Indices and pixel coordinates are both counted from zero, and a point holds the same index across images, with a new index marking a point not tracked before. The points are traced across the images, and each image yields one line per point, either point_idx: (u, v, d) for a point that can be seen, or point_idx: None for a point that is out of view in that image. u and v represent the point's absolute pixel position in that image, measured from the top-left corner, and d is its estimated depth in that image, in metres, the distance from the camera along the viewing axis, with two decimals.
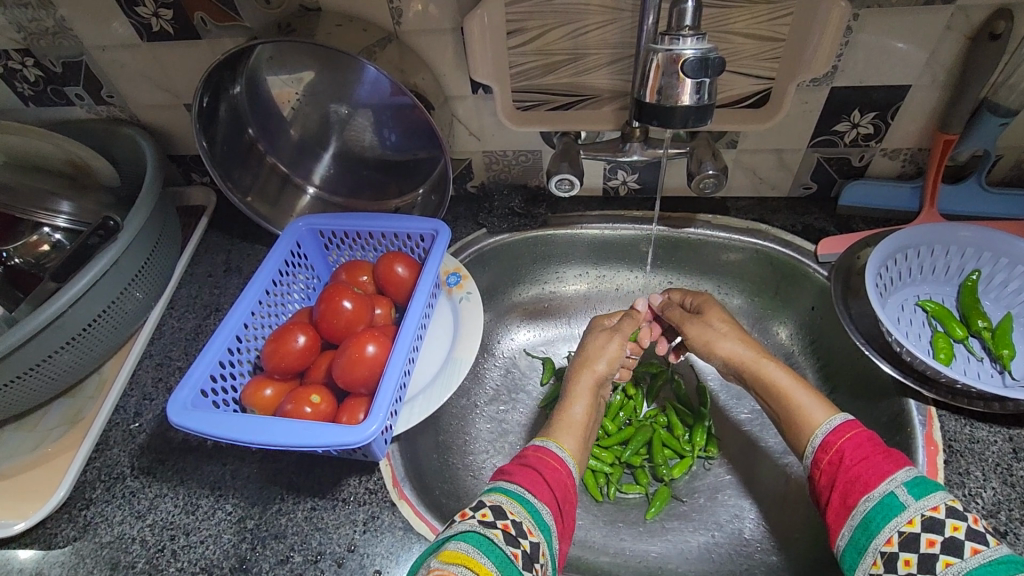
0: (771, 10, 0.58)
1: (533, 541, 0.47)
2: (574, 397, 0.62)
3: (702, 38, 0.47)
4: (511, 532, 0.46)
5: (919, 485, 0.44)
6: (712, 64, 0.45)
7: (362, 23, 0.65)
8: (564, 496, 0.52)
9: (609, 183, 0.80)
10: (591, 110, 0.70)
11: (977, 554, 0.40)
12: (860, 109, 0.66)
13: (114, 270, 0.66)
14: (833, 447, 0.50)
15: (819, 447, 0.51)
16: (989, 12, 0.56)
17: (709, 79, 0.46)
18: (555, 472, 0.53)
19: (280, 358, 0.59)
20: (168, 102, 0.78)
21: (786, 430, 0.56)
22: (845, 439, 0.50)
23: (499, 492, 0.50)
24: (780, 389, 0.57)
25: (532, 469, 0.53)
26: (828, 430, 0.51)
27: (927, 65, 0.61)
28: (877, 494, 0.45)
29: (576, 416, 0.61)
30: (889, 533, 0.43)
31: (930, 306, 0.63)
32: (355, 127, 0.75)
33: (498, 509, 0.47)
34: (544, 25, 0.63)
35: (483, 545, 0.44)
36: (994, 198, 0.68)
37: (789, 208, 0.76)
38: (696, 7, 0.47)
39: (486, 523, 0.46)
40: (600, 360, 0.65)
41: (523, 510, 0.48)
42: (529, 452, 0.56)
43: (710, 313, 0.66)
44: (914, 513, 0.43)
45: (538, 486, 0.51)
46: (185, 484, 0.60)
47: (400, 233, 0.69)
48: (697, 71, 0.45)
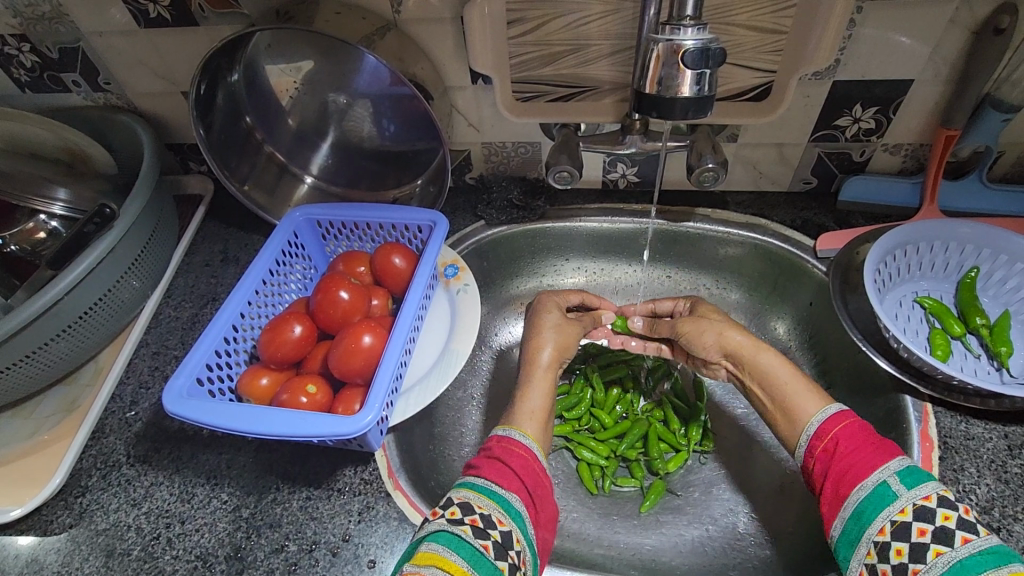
0: (774, 3, 0.57)
1: (504, 530, 0.46)
2: (530, 383, 0.62)
3: (704, 28, 0.46)
4: (480, 525, 0.46)
5: (911, 474, 0.44)
6: (712, 55, 0.44)
7: (361, 11, 0.65)
8: (534, 482, 0.52)
9: (608, 175, 0.79)
10: (590, 102, 0.69)
11: (968, 542, 0.39)
12: (862, 105, 0.65)
13: (110, 259, 0.66)
14: (827, 436, 0.50)
15: (814, 435, 0.51)
16: (993, 6, 0.56)
17: (710, 69, 0.45)
18: (520, 460, 0.53)
19: (276, 347, 0.59)
20: (166, 90, 0.77)
21: (779, 419, 0.56)
22: (839, 429, 0.50)
23: (467, 488, 0.50)
24: (774, 378, 0.57)
25: (497, 460, 0.53)
26: (823, 419, 0.51)
27: (930, 60, 0.60)
28: (869, 484, 0.45)
29: (535, 405, 0.60)
30: (880, 524, 0.43)
31: (928, 303, 0.63)
32: (354, 117, 0.74)
33: (466, 505, 0.47)
34: (544, 15, 0.62)
35: (453, 542, 0.44)
36: (994, 194, 0.68)
37: (788, 202, 0.76)
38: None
39: (455, 521, 0.46)
40: (544, 347, 0.65)
41: (491, 503, 0.48)
42: (493, 443, 0.55)
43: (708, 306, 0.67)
44: (904, 503, 0.43)
45: (504, 477, 0.51)
46: (181, 473, 0.61)
47: (397, 224, 0.69)
48: (698, 62, 0.44)
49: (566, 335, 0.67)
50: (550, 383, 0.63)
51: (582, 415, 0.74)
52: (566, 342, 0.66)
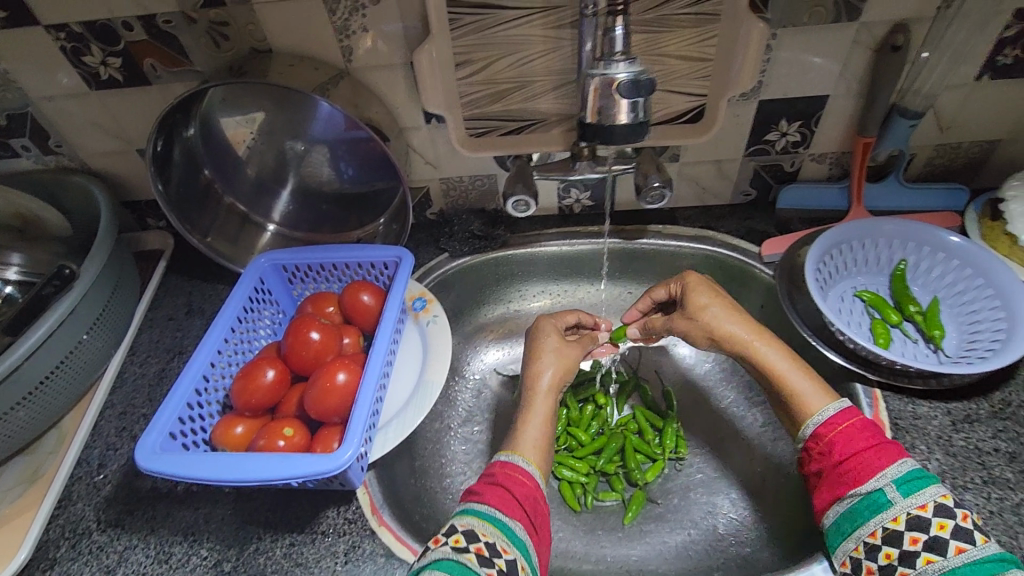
0: (697, 34, 0.63)
1: (508, 558, 0.48)
2: (532, 410, 0.62)
3: (635, 62, 0.50)
4: (485, 554, 0.47)
5: (909, 483, 0.46)
6: (644, 84, 0.48)
7: (313, 61, 0.67)
8: (535, 508, 0.53)
9: (563, 201, 0.83)
10: (540, 133, 0.73)
11: (961, 553, 0.43)
12: (786, 120, 0.71)
13: (70, 320, 0.65)
14: (824, 438, 0.52)
15: (812, 436, 0.53)
16: (888, 27, 0.62)
17: (643, 97, 0.49)
18: (522, 486, 0.54)
19: (250, 394, 0.58)
20: (120, 148, 0.77)
21: (783, 413, 0.57)
22: (837, 432, 0.51)
23: (471, 515, 0.50)
24: (775, 374, 0.57)
25: (501, 486, 0.53)
26: (819, 423, 0.52)
27: (841, 76, 0.67)
28: (865, 490, 0.48)
29: (533, 436, 0.60)
30: (873, 527, 0.47)
31: (866, 296, 0.68)
32: (313, 162, 0.76)
33: (470, 533, 0.48)
34: (489, 56, 0.66)
35: (457, 570, 0.45)
36: (912, 193, 0.75)
37: (732, 214, 0.81)
38: (629, 34, 0.51)
39: (459, 549, 0.47)
40: (545, 372, 0.64)
41: (496, 531, 0.49)
42: (497, 470, 0.55)
43: (693, 295, 0.64)
44: (899, 511, 0.46)
45: (507, 504, 0.51)
46: (156, 533, 0.59)
47: (364, 263, 0.70)
48: (631, 91, 0.49)
49: (567, 357, 0.66)
50: (550, 408, 0.63)
51: (559, 435, 0.75)
52: (567, 366, 0.66)
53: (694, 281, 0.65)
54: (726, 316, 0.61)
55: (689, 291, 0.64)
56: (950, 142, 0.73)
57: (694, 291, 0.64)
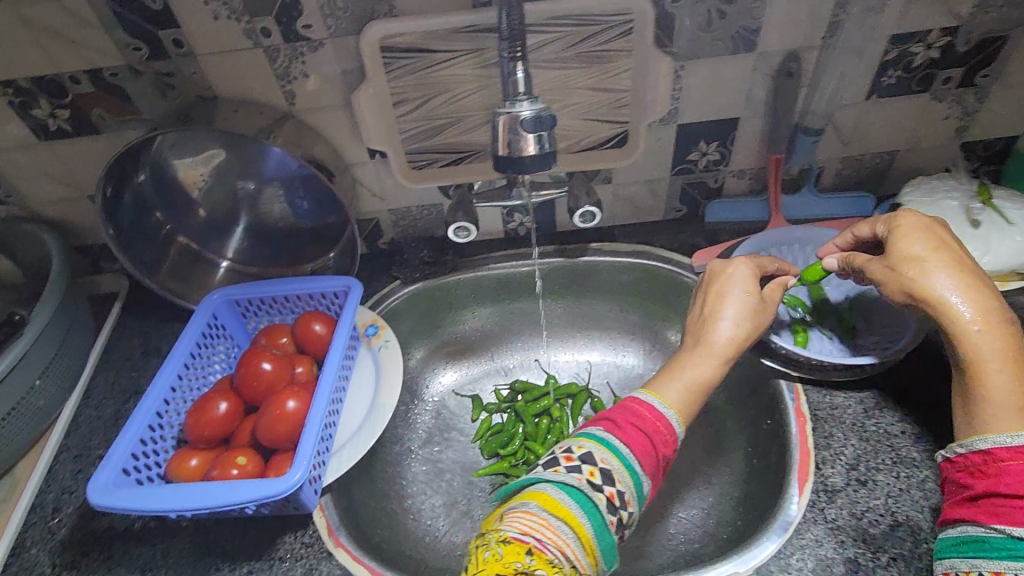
0: (609, 69, 0.69)
1: (630, 510, 0.48)
2: (698, 357, 0.57)
3: (536, 99, 0.55)
4: (614, 501, 0.47)
5: None
6: (545, 119, 0.54)
7: (258, 106, 0.71)
8: (665, 459, 0.52)
9: (508, 225, 0.88)
10: (478, 163, 0.77)
11: None
12: (705, 141, 0.77)
13: (22, 366, 0.66)
14: (1001, 459, 0.43)
15: (994, 449, 0.44)
16: (783, 56, 0.69)
17: (546, 131, 0.54)
18: (660, 436, 0.52)
19: (203, 426, 0.60)
20: (71, 195, 0.79)
21: (959, 395, 0.49)
22: (1019, 462, 0.43)
23: (611, 451, 0.49)
24: (972, 356, 0.47)
25: (642, 430, 0.51)
26: (1005, 445, 0.43)
27: (748, 100, 0.73)
28: (1017, 531, 0.41)
29: (690, 372, 0.57)
30: (999, 567, 0.41)
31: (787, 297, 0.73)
32: (263, 200, 0.79)
33: (609, 475, 0.48)
34: (425, 95, 0.71)
35: (585, 504, 0.46)
36: (824, 202, 0.81)
37: (666, 229, 0.87)
38: (529, 77, 0.56)
39: (594, 485, 0.47)
40: (725, 327, 0.58)
41: (629, 480, 0.48)
42: (644, 411, 0.53)
43: (907, 242, 0.52)
44: None
45: (649, 459, 0.50)
46: (113, 572, 0.60)
47: (314, 293, 0.73)
48: (535, 125, 0.53)
49: (761, 319, 0.59)
50: (719, 368, 0.57)
51: (514, 449, 0.78)
52: (754, 326, 0.58)
53: (908, 225, 0.53)
54: (949, 277, 0.49)
55: (901, 236, 0.52)
56: (854, 154, 0.80)
57: (903, 238, 0.52)
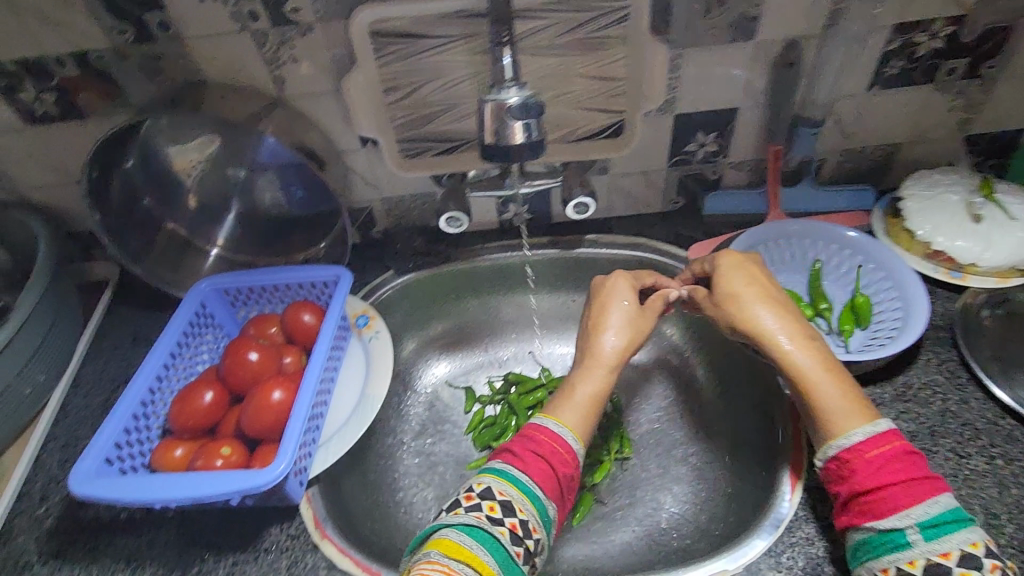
0: (607, 57, 0.67)
1: (536, 538, 0.50)
2: (585, 374, 0.61)
3: (524, 85, 0.54)
4: (518, 531, 0.49)
5: (936, 526, 0.44)
6: (532, 106, 0.52)
7: (247, 91, 0.70)
8: (568, 486, 0.55)
9: (503, 216, 0.86)
10: (471, 153, 0.76)
11: None
12: (702, 132, 0.76)
13: (7, 354, 0.65)
14: (852, 459, 0.49)
15: (833, 455, 0.50)
16: (782, 44, 0.68)
17: (534, 118, 0.53)
18: (559, 457, 0.55)
19: (188, 416, 0.60)
20: (60, 181, 0.78)
21: (807, 419, 0.54)
22: (874, 454, 0.48)
23: (511, 482, 0.52)
24: (806, 376, 0.53)
25: (544, 458, 0.55)
26: (855, 442, 0.49)
27: (747, 90, 0.72)
28: (885, 525, 0.46)
29: (582, 393, 0.60)
30: (886, 564, 0.45)
31: (782, 293, 0.71)
32: (254, 188, 0.78)
33: (508, 506, 0.50)
34: (415, 82, 0.69)
35: (488, 542, 0.47)
36: (823, 194, 0.80)
37: (664, 221, 0.85)
38: (516, 62, 0.54)
39: (495, 521, 0.49)
40: (611, 339, 0.62)
41: (530, 508, 0.51)
42: (539, 435, 0.56)
43: (732, 278, 0.60)
44: (917, 555, 0.44)
45: (548, 482, 0.53)
46: (99, 562, 0.60)
47: (304, 283, 0.72)
48: (523, 113, 0.52)
49: (644, 330, 0.64)
50: (608, 379, 0.61)
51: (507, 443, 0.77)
52: (638, 336, 0.63)
53: (731, 264, 0.61)
54: (773, 317, 0.57)
55: (725, 273, 0.61)
56: (855, 147, 0.78)
57: (729, 274, 0.61)
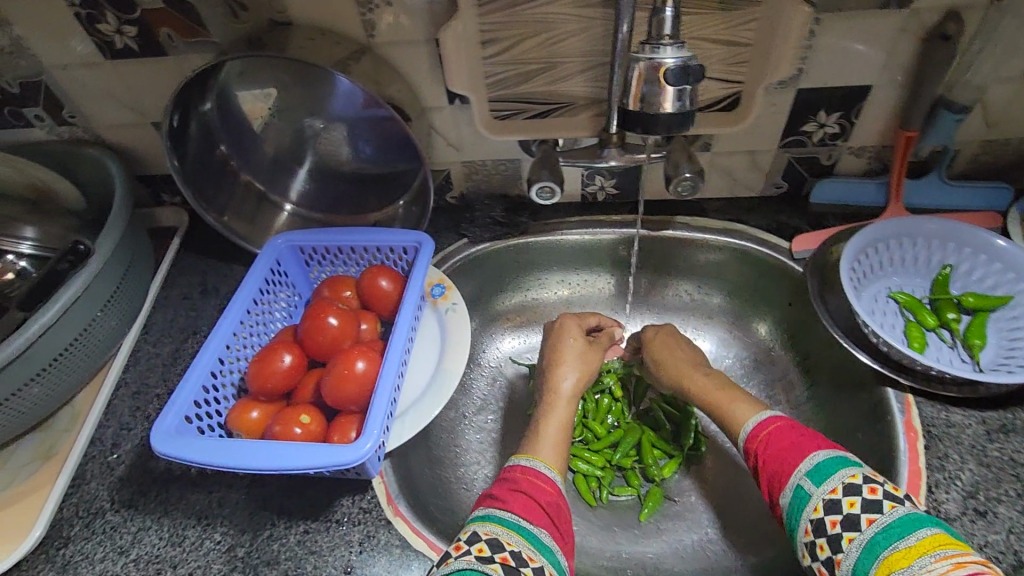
0: (737, 16, 0.59)
1: (536, 566, 0.46)
2: (550, 413, 0.63)
3: (684, 47, 0.47)
4: (511, 563, 0.45)
5: (819, 470, 0.48)
6: (695, 71, 0.46)
7: (335, 36, 0.65)
8: (557, 514, 0.52)
9: (588, 189, 0.81)
10: (566, 116, 0.70)
11: (873, 522, 0.43)
12: (825, 110, 0.68)
13: (84, 298, 0.63)
14: (754, 446, 0.55)
15: (745, 450, 0.56)
16: (941, 14, 0.59)
17: (691, 86, 0.46)
18: (547, 495, 0.53)
19: (266, 379, 0.57)
20: (135, 121, 0.75)
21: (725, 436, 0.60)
22: (763, 436, 0.55)
23: (493, 522, 0.49)
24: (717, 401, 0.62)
25: (524, 493, 0.52)
26: (753, 427, 0.56)
27: (887, 66, 0.63)
28: (788, 488, 0.49)
29: (549, 429, 0.61)
30: (804, 525, 0.47)
31: (901, 297, 0.65)
32: (331, 141, 0.74)
33: (494, 541, 0.47)
34: (518, 34, 0.63)
35: None
36: (953, 190, 0.71)
37: (763, 207, 0.78)
38: (679, 16, 0.48)
39: (484, 559, 0.45)
40: (565, 378, 0.66)
41: (520, 539, 0.48)
42: (517, 475, 0.55)
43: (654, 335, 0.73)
44: (817, 500, 0.47)
45: (532, 512, 0.50)
46: (170, 515, 0.59)
47: (383, 246, 0.69)
48: (681, 80, 0.46)
49: (592, 363, 0.68)
50: (569, 413, 0.64)
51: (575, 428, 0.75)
52: (588, 371, 0.67)
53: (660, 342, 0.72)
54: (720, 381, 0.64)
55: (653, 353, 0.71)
56: (998, 139, 0.69)
57: (657, 344, 0.72)
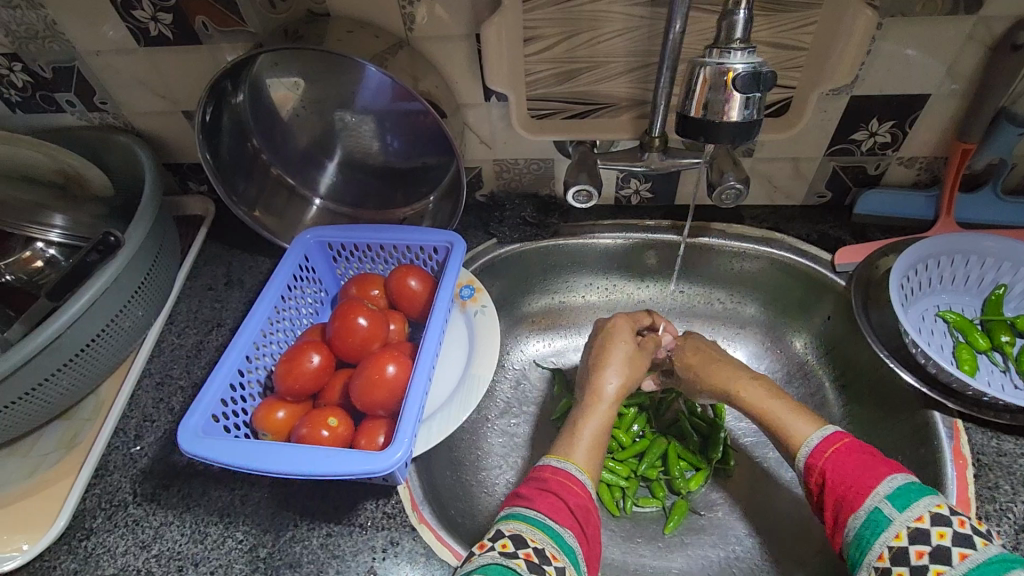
0: (797, 18, 0.57)
1: (558, 565, 0.45)
2: (589, 415, 0.60)
3: (754, 52, 0.45)
4: (534, 560, 0.45)
5: (901, 495, 0.44)
6: (764, 78, 0.43)
7: (373, 29, 0.63)
8: (586, 517, 0.50)
9: (621, 191, 0.78)
10: (609, 117, 0.68)
11: (965, 558, 0.39)
12: (878, 119, 0.65)
13: (113, 288, 0.63)
14: (816, 468, 0.50)
15: (806, 468, 0.51)
16: (1011, 22, 0.56)
17: (760, 93, 0.44)
18: (576, 497, 0.51)
19: (294, 378, 0.56)
20: (166, 109, 0.75)
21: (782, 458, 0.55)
22: (826, 457, 0.50)
23: (517, 520, 0.48)
24: (764, 411, 0.57)
25: (552, 492, 0.51)
26: (810, 451, 0.51)
27: (948, 75, 0.61)
28: (863, 512, 0.45)
29: (587, 432, 0.58)
30: (880, 549, 0.43)
31: (951, 317, 0.63)
32: (362, 135, 0.73)
33: (518, 538, 0.46)
34: (562, 32, 0.61)
35: None
36: (1007, 207, 0.68)
37: (804, 216, 0.76)
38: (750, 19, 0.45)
39: (508, 554, 0.45)
40: (610, 380, 0.62)
41: (544, 537, 0.46)
42: (548, 475, 0.53)
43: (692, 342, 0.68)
44: (899, 527, 0.43)
45: (558, 512, 0.49)
46: (192, 511, 0.58)
47: (413, 245, 0.67)
48: (750, 86, 0.43)
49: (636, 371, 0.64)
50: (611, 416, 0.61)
51: None
52: (632, 374, 0.63)
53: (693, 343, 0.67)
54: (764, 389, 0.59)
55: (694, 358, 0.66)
56: None
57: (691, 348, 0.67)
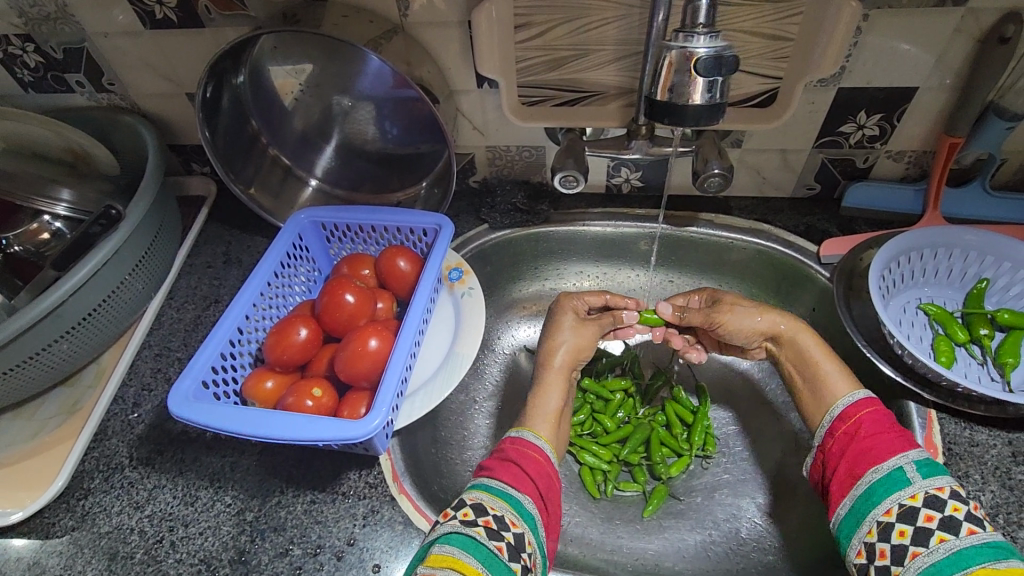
0: (780, 10, 0.58)
1: (517, 532, 0.47)
2: (546, 386, 0.62)
3: (718, 35, 0.46)
4: (493, 527, 0.46)
5: (928, 465, 0.46)
6: (725, 62, 0.45)
7: (369, 14, 0.65)
8: (546, 485, 0.53)
9: (612, 180, 0.80)
10: (596, 106, 0.69)
11: (972, 533, 0.42)
12: (866, 111, 0.66)
13: (114, 261, 0.65)
14: (851, 418, 0.52)
15: (837, 417, 0.53)
16: (997, 16, 0.56)
17: (722, 77, 0.45)
18: (534, 464, 0.53)
19: (282, 350, 0.58)
20: (171, 91, 0.77)
21: (808, 401, 0.58)
22: (864, 412, 0.52)
23: (480, 490, 0.50)
24: (811, 358, 0.59)
25: (511, 462, 0.53)
26: (850, 403, 0.53)
27: (935, 68, 0.61)
28: (885, 467, 0.47)
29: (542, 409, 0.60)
30: (889, 505, 0.45)
31: (932, 309, 0.63)
32: (359, 120, 0.75)
33: (479, 506, 0.48)
34: (551, 20, 0.62)
35: (465, 543, 0.44)
36: (995, 202, 0.68)
37: (792, 208, 0.76)
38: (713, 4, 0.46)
39: (468, 522, 0.46)
40: (561, 349, 0.65)
41: (504, 504, 0.48)
42: (507, 446, 0.55)
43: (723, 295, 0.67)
44: (917, 489, 0.45)
45: (517, 479, 0.51)
46: (184, 476, 0.60)
47: (403, 227, 0.69)
48: (711, 69, 0.45)
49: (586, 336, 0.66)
50: (564, 384, 0.63)
51: (583, 420, 0.74)
52: (582, 345, 0.66)
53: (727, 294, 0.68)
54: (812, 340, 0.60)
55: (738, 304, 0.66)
56: None
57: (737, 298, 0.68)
